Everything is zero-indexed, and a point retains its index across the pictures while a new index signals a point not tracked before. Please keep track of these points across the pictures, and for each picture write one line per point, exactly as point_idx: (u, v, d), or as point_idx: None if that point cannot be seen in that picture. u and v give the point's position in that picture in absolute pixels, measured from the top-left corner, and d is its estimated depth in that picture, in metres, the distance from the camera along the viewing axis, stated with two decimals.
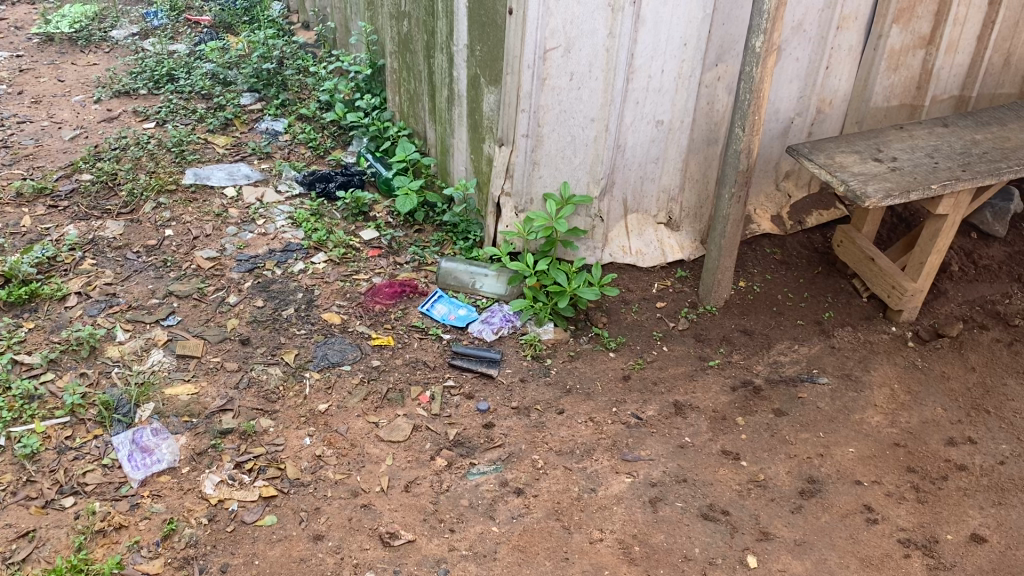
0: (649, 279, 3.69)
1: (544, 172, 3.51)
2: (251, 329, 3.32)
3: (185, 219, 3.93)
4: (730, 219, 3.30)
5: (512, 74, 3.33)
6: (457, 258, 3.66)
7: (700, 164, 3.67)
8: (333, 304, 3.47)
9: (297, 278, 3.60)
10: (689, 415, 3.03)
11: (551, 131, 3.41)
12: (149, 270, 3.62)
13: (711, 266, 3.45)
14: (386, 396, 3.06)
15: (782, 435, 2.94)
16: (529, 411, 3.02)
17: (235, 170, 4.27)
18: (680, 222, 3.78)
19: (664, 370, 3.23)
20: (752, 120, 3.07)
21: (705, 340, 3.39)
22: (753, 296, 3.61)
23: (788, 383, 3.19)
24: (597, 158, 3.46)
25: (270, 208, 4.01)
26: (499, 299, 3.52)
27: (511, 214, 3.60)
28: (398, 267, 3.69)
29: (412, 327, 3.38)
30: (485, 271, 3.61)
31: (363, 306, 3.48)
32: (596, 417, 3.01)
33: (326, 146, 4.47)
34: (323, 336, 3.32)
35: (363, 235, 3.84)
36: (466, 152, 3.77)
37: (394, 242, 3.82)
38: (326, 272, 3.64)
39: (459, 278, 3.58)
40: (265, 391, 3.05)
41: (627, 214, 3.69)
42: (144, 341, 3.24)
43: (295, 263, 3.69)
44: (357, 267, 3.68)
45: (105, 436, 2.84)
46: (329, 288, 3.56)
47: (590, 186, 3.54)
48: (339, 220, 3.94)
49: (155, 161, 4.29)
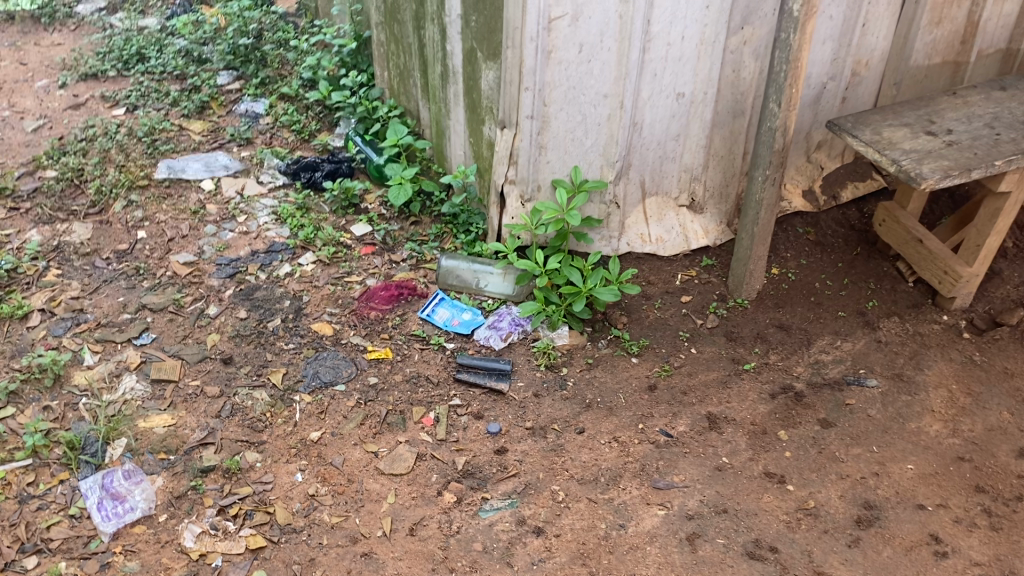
0: (672, 269, 3.35)
1: (552, 156, 3.14)
2: (234, 346, 3.00)
3: (159, 219, 3.58)
4: (764, 204, 2.94)
5: (513, 48, 2.94)
6: (459, 255, 3.30)
7: (724, 139, 3.30)
8: (324, 313, 3.14)
9: (283, 283, 3.27)
10: (725, 430, 2.71)
11: (559, 111, 3.03)
12: (120, 279, 3.28)
13: (743, 257, 3.10)
14: (386, 420, 2.74)
15: (831, 451, 2.62)
16: (545, 431, 2.70)
17: (212, 160, 3.90)
18: (704, 203, 3.42)
19: (694, 377, 2.91)
20: (789, 94, 2.69)
21: (737, 340, 3.06)
22: (788, 285, 3.26)
23: (833, 387, 2.87)
24: (611, 139, 3.10)
25: (251, 203, 3.66)
26: (507, 300, 3.18)
27: (517, 205, 3.23)
28: (394, 267, 3.36)
29: (412, 337, 3.06)
30: (490, 270, 3.25)
31: (358, 313, 3.15)
32: (621, 436, 2.69)
33: (311, 129, 4.09)
34: (314, 350, 3.00)
35: (354, 230, 3.50)
36: (464, 134, 3.39)
37: (389, 237, 3.47)
38: (315, 275, 3.31)
39: (461, 279, 3.24)
40: (251, 419, 2.73)
41: (645, 198, 3.34)
42: (114, 364, 2.91)
43: (280, 265, 3.35)
44: (350, 268, 3.34)
45: (72, 481, 2.53)
46: (319, 294, 3.23)
47: (604, 169, 3.17)
48: (329, 213, 3.59)
49: (125, 153, 3.92)
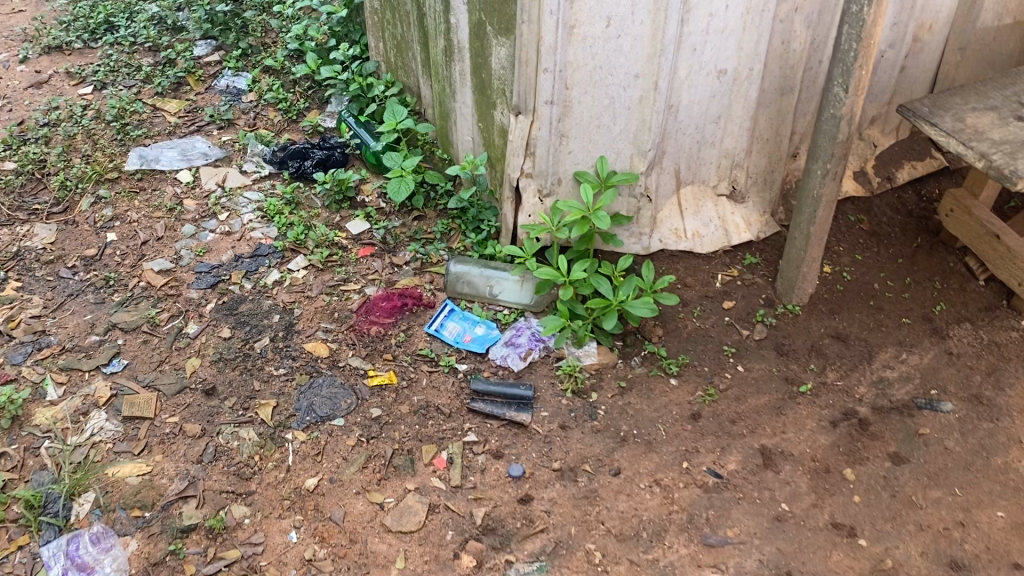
0: (710, 269, 2.97)
1: (574, 146, 2.73)
2: (217, 373, 2.64)
3: (132, 218, 3.18)
4: (822, 201, 2.54)
5: (529, 23, 2.50)
6: (469, 259, 2.92)
7: (770, 120, 2.88)
8: (318, 329, 2.77)
9: (272, 293, 2.89)
10: (782, 469, 2.37)
11: (582, 94, 2.62)
12: (88, 293, 2.90)
13: (795, 259, 2.71)
14: (392, 463, 2.39)
15: (907, 494, 2.27)
16: (576, 474, 2.35)
17: (189, 146, 3.48)
18: (745, 192, 3.02)
19: (743, 403, 2.55)
20: (858, 76, 2.27)
21: (790, 355, 2.69)
22: (843, 286, 2.89)
23: (902, 412, 2.51)
24: (643, 124, 2.69)
25: (234, 197, 3.26)
26: (524, 310, 2.81)
27: (534, 200, 2.83)
28: (396, 271, 2.98)
29: (418, 357, 2.69)
30: (504, 275, 2.87)
31: (356, 330, 2.78)
32: (663, 478, 2.34)
33: (299, 107, 3.67)
34: (307, 376, 2.63)
35: (350, 229, 3.11)
36: (472, 118, 2.97)
37: (390, 236, 3.08)
38: (307, 283, 2.93)
39: (473, 287, 2.87)
40: (237, 464, 2.38)
41: (679, 188, 2.94)
42: (80, 398, 2.55)
43: (268, 272, 2.97)
44: (346, 274, 2.96)
45: (32, 546, 2.19)
46: (312, 306, 2.85)
47: (634, 159, 2.77)
48: (321, 209, 3.20)
49: (92, 139, 3.51)
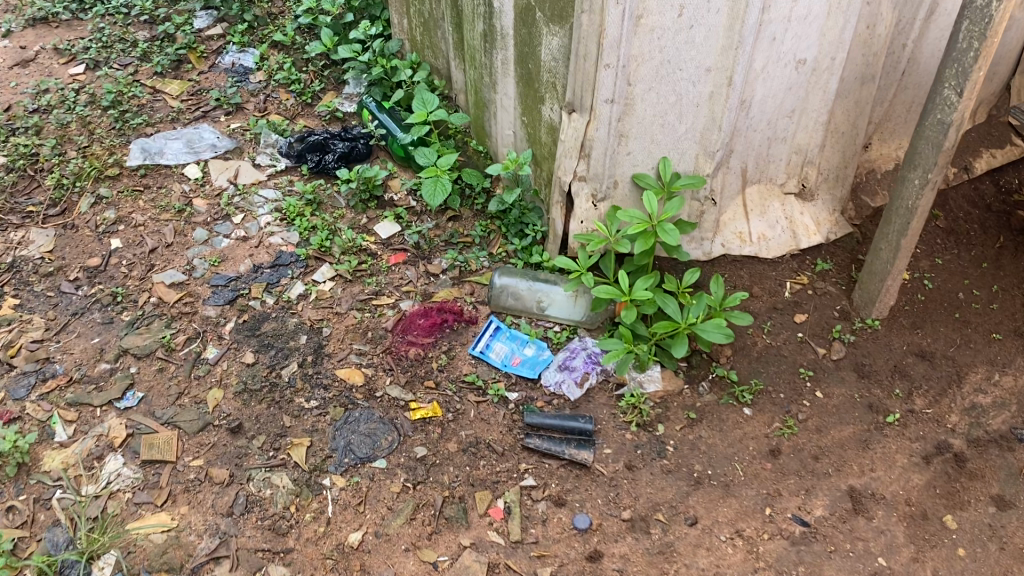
0: (777, 276, 2.71)
1: (635, 146, 2.45)
2: (242, 406, 2.38)
3: (137, 221, 2.89)
4: (918, 213, 2.27)
5: (590, 12, 2.19)
6: (514, 271, 2.65)
7: (847, 112, 2.59)
8: (351, 353, 2.51)
9: (297, 309, 2.63)
10: (875, 515, 2.15)
11: (647, 91, 2.32)
12: (94, 311, 2.63)
13: (879, 272, 2.46)
14: (443, 513, 2.16)
15: (1017, 546, 2.06)
16: (649, 525, 2.13)
17: (195, 136, 3.17)
18: (815, 189, 2.75)
19: (824, 436, 2.32)
20: (975, 78, 1.98)
21: (872, 378, 2.45)
22: (924, 296, 2.64)
23: (1001, 445, 2.28)
24: (712, 122, 2.40)
25: (248, 196, 2.96)
26: (578, 327, 2.54)
27: (587, 206, 2.55)
28: (432, 282, 2.71)
29: (464, 385, 2.44)
30: (555, 289, 2.59)
31: (393, 352, 2.51)
32: (746, 528, 2.12)
33: (314, 89, 3.36)
34: (342, 409, 2.38)
35: (380, 233, 2.83)
36: (515, 110, 2.68)
37: (424, 241, 2.81)
38: (335, 297, 2.66)
39: (520, 302, 2.60)
40: (271, 517, 2.15)
41: (745, 187, 2.67)
42: (92, 440, 2.30)
43: (291, 284, 2.70)
44: (377, 286, 2.69)
45: None
46: (342, 325, 2.59)
47: (700, 160, 2.49)
48: (345, 209, 2.91)
49: (87, 129, 3.19)
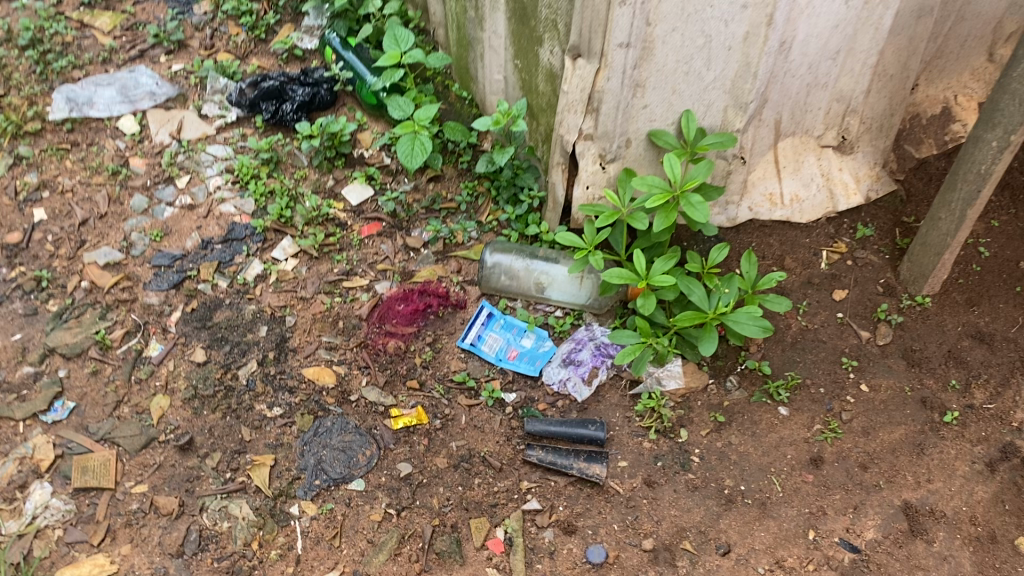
0: (811, 245, 2.36)
1: (652, 98, 2.04)
2: (193, 417, 2.02)
3: (64, 186, 2.47)
4: (993, 179, 1.89)
5: None
6: (505, 248, 2.26)
7: (899, 50, 2.17)
8: (319, 347, 2.15)
9: (254, 294, 2.25)
10: (935, 538, 1.85)
11: (669, 32, 1.89)
12: (14, 300, 2.23)
13: (935, 244, 2.09)
14: (434, 547, 1.83)
15: None
16: (675, 557, 1.81)
17: (130, 81, 2.71)
18: (855, 141, 2.36)
19: (872, 439, 2.01)
20: None
21: (923, 367, 2.12)
22: (980, 267, 2.24)
23: None
24: (745, 69, 2.00)
25: (193, 154, 2.53)
26: (585, 311, 2.19)
27: (594, 169, 2.16)
28: (412, 259, 2.33)
29: (453, 385, 2.09)
30: (556, 268, 2.22)
31: (369, 347, 2.15)
32: (787, 558, 1.82)
33: (268, 22, 2.89)
34: (312, 417, 2.03)
35: (350, 199, 2.43)
36: (506, 52, 2.25)
37: (401, 209, 2.42)
38: (299, 279, 2.28)
39: (516, 284, 2.22)
40: (229, 558, 1.81)
41: (777, 141, 2.28)
42: (14, 463, 1.94)
43: (248, 263, 2.31)
44: (349, 265, 2.31)
45: None
46: (309, 313, 2.21)
47: (729, 114, 2.10)
48: (308, 169, 2.49)
49: (4, 75, 2.70)
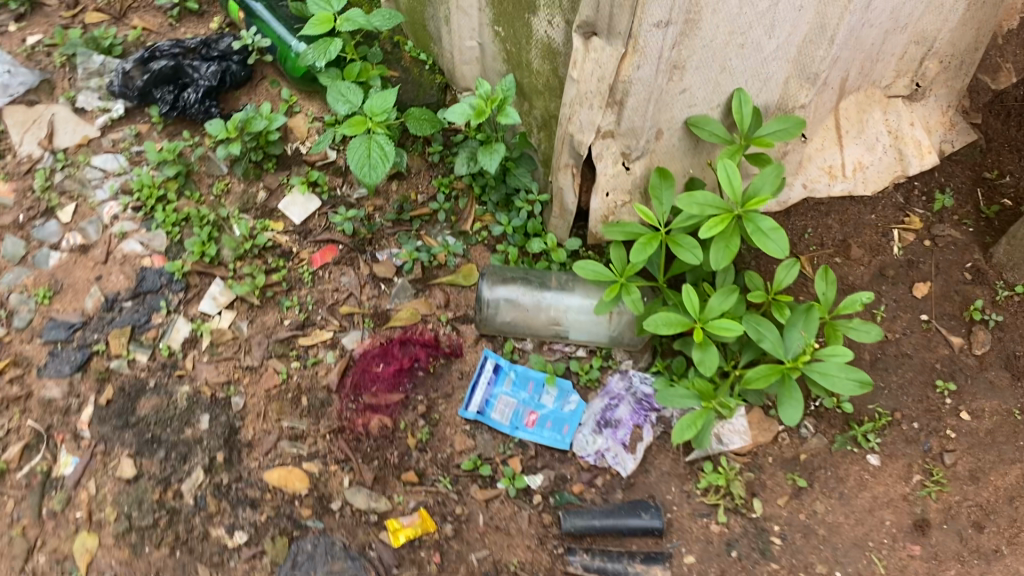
0: (878, 223, 1.90)
1: (692, 80, 1.49)
2: (132, 560, 1.55)
3: None
4: None
5: None
6: (505, 278, 1.75)
7: None
8: (281, 438, 1.67)
9: (187, 369, 1.73)
10: None
11: None
12: None
13: None
14: None
15: None
16: None
17: None
18: (929, 85, 1.87)
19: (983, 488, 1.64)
20: None
21: None
22: None
23: None
24: (819, 31, 1.47)
25: (75, 170, 1.92)
26: (619, 346, 1.73)
27: (615, 171, 1.63)
28: (384, 294, 1.82)
29: (462, 473, 1.65)
30: (572, 300, 1.72)
31: (346, 431, 1.67)
32: None
33: None
34: (289, 539, 1.58)
35: (292, 216, 1.87)
36: (482, 15, 1.66)
37: (362, 224, 1.87)
38: (240, 339, 1.76)
39: (522, 324, 1.74)
40: None
41: (839, 101, 1.77)
42: None
43: (173, 323, 1.77)
44: (303, 313, 1.79)
45: None
46: (261, 390, 1.71)
47: (791, 87, 1.58)
48: (230, 177, 1.91)
49: None
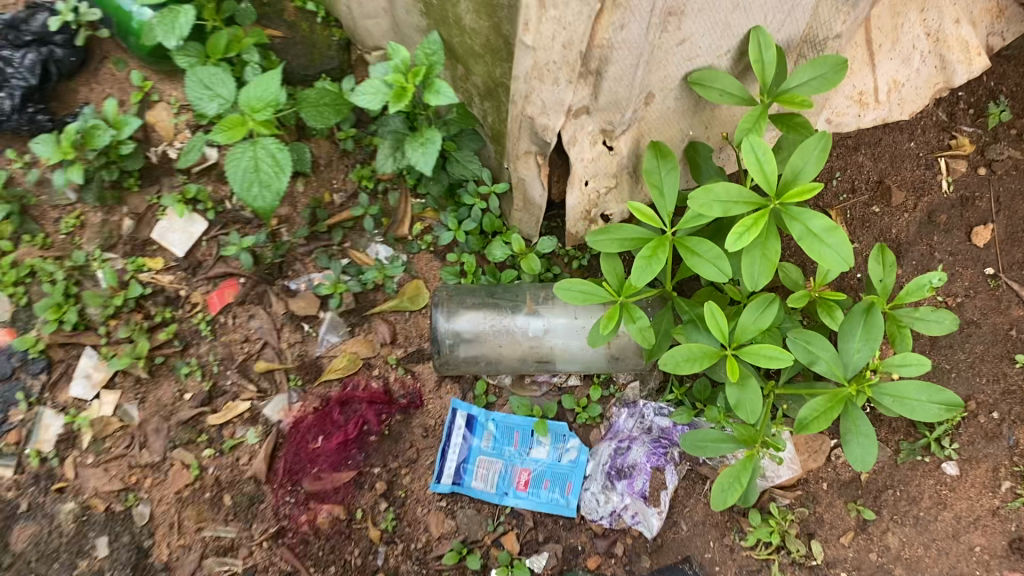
0: (919, 153, 1.50)
1: (694, 28, 1.05)
2: None
3: None
4: None
5: None
6: (463, 304, 1.33)
7: None
8: (208, 554, 1.29)
9: (68, 480, 1.31)
10: None
11: None
12: None
13: None
14: None
15: None
16: None
17: None
18: None
19: None
20: None
21: None
22: None
23: None
24: None
25: None
26: (620, 373, 1.34)
27: (594, 155, 1.20)
28: (311, 337, 1.40)
29: (445, 566, 1.30)
30: (554, 324, 1.31)
31: (289, 535, 1.30)
32: None
33: None
34: None
35: (172, 249, 1.41)
36: None
37: (266, 248, 1.40)
38: (130, 429, 1.35)
39: (494, 358, 1.34)
40: None
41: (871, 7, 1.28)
42: None
43: (38, 420, 1.33)
44: (209, 380, 1.37)
45: None
46: (170, 493, 1.32)
47: (823, 13, 1.13)
48: (81, 206, 1.40)
49: None
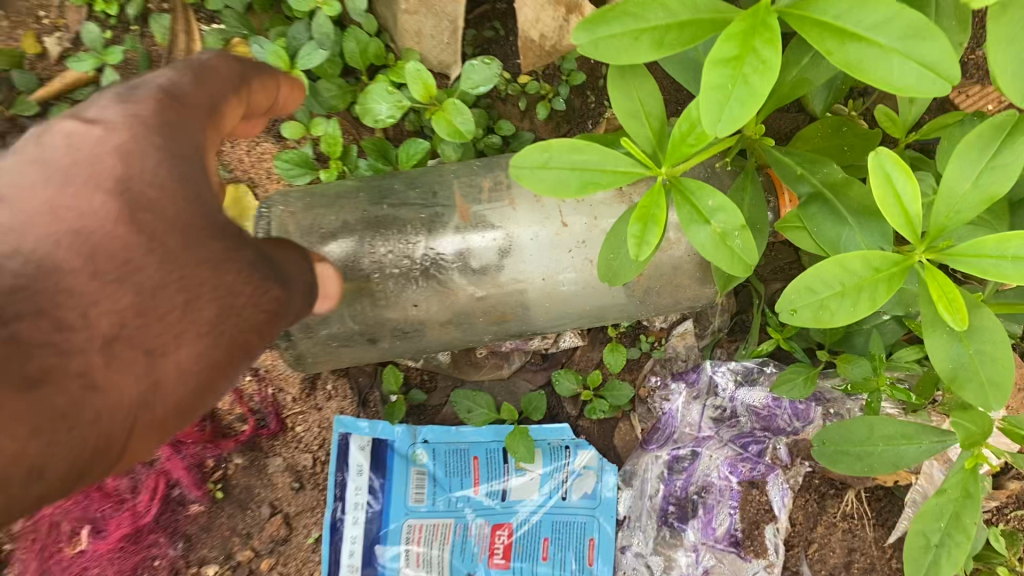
0: None
1: None
2: None
3: None
4: None
5: None
6: (323, 225, 0.62)
7: None
8: None
9: None
10: None
11: None
12: None
13: None
14: None
15: None
16: None
17: None
18: None
19: None
20: None
21: None
22: None
23: None
24: None
25: None
26: (666, 313, 0.67)
27: None
28: None
29: None
30: (516, 239, 0.62)
31: None
32: None
33: None
34: None
35: None
36: None
37: None
38: None
39: (410, 326, 0.65)
40: None
41: None
42: None
43: None
44: None
45: None
46: None
47: None
48: None
49: None
